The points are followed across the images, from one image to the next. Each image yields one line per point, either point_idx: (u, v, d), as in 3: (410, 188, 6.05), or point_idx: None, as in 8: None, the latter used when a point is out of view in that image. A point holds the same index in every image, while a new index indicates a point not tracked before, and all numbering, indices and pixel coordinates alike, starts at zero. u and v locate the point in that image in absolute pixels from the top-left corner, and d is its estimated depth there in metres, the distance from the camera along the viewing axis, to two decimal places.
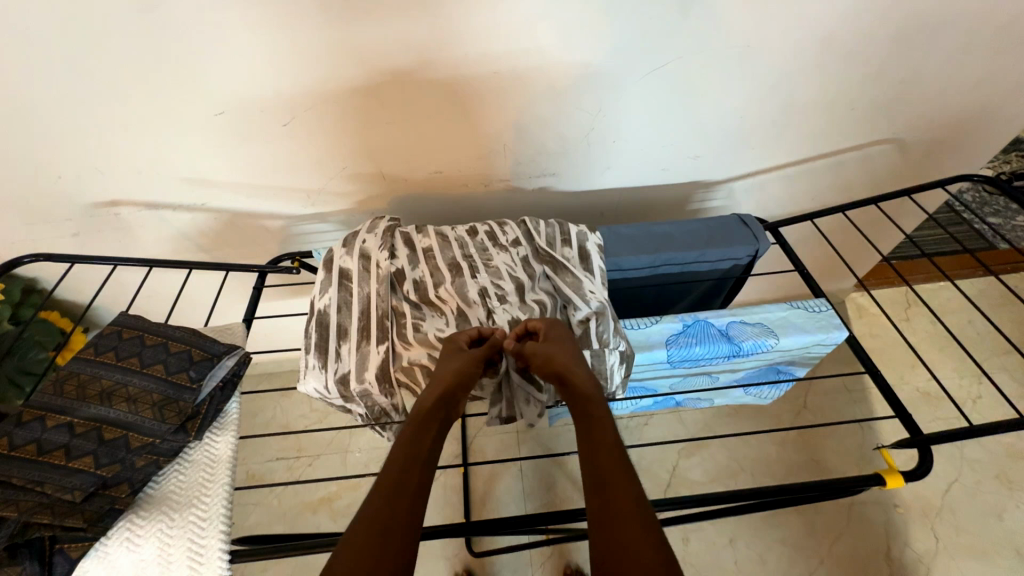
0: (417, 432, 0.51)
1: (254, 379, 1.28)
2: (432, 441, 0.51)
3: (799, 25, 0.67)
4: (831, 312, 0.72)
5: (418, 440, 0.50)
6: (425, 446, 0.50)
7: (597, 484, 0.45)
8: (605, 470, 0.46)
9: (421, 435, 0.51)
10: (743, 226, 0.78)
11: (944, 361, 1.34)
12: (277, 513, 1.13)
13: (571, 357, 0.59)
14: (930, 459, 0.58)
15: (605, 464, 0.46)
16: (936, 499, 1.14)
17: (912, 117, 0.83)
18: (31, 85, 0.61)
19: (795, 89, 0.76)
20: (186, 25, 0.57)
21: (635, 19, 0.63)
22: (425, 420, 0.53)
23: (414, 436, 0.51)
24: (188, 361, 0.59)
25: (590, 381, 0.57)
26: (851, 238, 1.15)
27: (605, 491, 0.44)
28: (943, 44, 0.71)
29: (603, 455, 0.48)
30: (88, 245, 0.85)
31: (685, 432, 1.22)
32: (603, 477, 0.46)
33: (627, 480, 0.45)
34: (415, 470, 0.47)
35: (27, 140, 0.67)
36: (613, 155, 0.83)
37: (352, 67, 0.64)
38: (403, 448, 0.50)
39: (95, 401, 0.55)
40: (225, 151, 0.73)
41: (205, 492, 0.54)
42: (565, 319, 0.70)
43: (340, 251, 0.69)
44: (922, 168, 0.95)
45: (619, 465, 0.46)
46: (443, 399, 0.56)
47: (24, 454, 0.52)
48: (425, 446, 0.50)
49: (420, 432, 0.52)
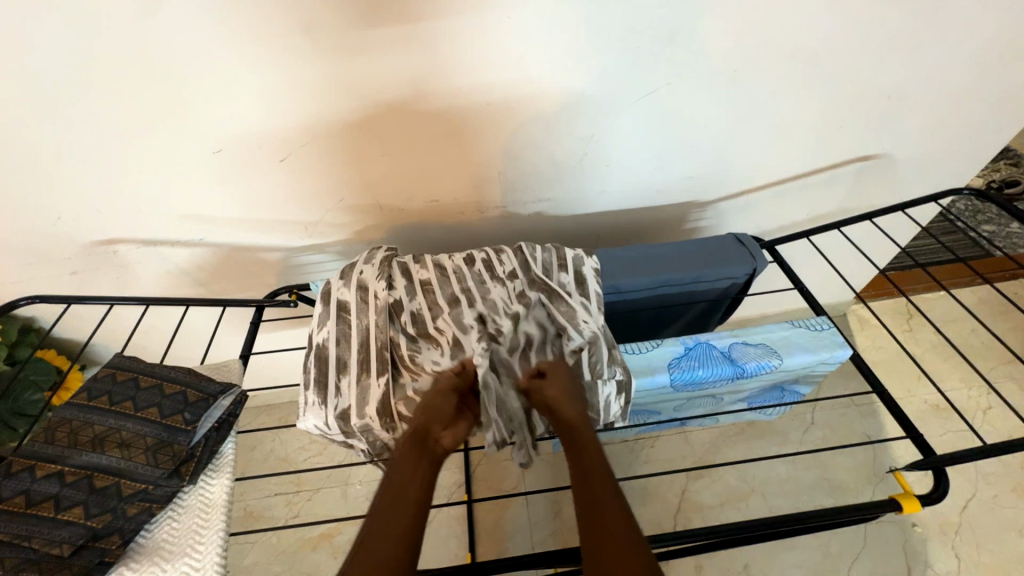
0: (400, 469, 0.58)
1: (253, 412, 1.26)
2: (411, 476, 0.57)
3: (782, 48, 0.68)
4: (833, 330, 0.72)
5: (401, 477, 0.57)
6: (407, 482, 0.57)
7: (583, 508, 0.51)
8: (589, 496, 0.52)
9: (404, 473, 0.57)
10: (741, 245, 0.78)
11: (950, 372, 1.32)
12: (276, 552, 1.09)
13: (564, 394, 0.62)
14: (945, 481, 0.56)
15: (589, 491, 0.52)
16: (954, 516, 1.11)
17: (900, 132, 0.84)
18: (33, 128, 0.62)
19: (783, 109, 0.77)
20: (185, 68, 0.59)
21: (623, 47, 0.65)
22: (406, 456, 0.59)
23: (397, 472, 0.57)
24: (183, 403, 0.58)
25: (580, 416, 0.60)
26: (848, 251, 1.15)
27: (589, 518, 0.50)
28: (924, 61, 0.73)
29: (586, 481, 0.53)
30: (86, 283, 0.85)
31: (693, 453, 1.19)
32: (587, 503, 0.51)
33: (608, 502, 0.51)
34: (401, 505, 0.54)
35: (27, 182, 0.68)
36: (608, 178, 0.84)
37: (347, 102, 0.65)
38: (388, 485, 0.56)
39: (87, 448, 0.54)
40: (223, 187, 0.74)
41: (199, 540, 0.52)
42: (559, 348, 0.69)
43: (337, 283, 0.68)
44: (914, 182, 0.96)
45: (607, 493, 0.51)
46: (415, 437, 0.61)
47: (13, 507, 0.50)
48: (408, 480, 0.57)
49: (402, 468, 0.58)
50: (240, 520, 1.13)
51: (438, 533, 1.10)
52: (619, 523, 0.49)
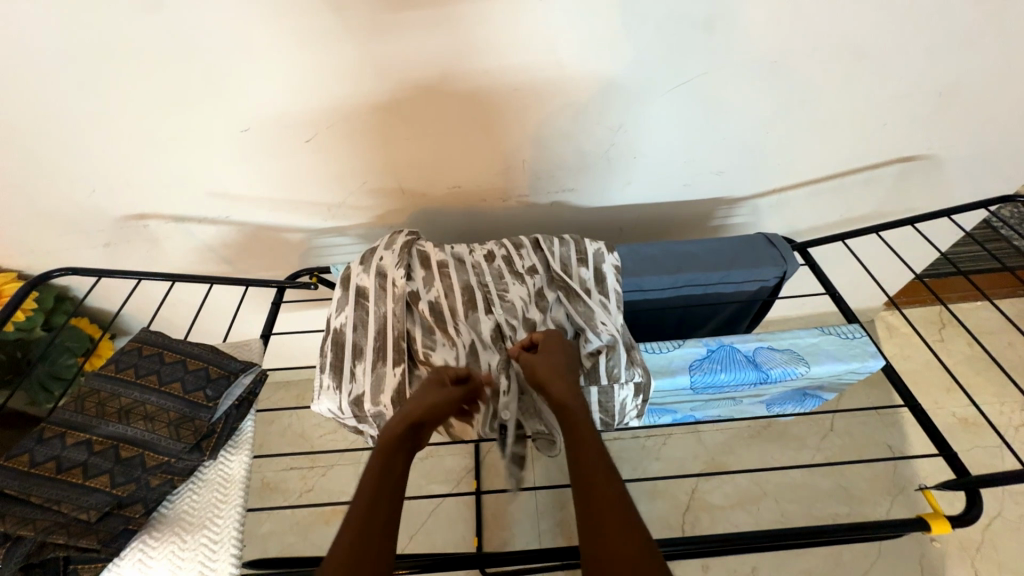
0: (389, 458, 0.53)
1: (272, 387, 1.29)
2: (403, 469, 0.53)
3: (832, 37, 0.64)
4: (865, 339, 0.69)
5: (387, 469, 0.52)
6: (395, 475, 0.51)
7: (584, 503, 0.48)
8: (589, 489, 0.48)
9: (391, 464, 0.52)
10: (771, 246, 0.75)
11: (983, 385, 1.27)
12: (290, 524, 1.13)
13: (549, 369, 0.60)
14: (979, 502, 0.54)
15: (590, 483, 0.49)
16: (977, 534, 1.07)
17: (954, 131, 0.79)
18: (67, 100, 0.63)
19: (827, 103, 0.73)
20: (213, 43, 0.58)
21: (659, 32, 0.62)
22: (399, 446, 0.54)
23: (387, 464, 0.52)
24: (205, 379, 0.60)
25: (571, 392, 0.58)
26: (883, 256, 1.10)
27: (591, 515, 0.47)
28: (989, 54, 0.67)
29: (583, 474, 0.50)
30: (117, 256, 0.88)
31: (706, 454, 1.18)
32: (587, 498, 0.48)
33: (605, 483, 0.48)
34: (387, 499, 0.49)
35: (63, 154, 0.69)
36: (634, 170, 0.81)
37: (372, 83, 0.64)
38: (375, 475, 0.51)
39: (114, 419, 0.56)
40: (249, 166, 0.74)
41: (217, 514, 0.54)
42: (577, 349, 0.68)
43: (357, 269, 0.69)
44: (963, 185, 0.90)
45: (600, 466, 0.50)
46: (409, 429, 0.55)
47: (43, 472, 0.52)
48: (397, 473, 0.52)
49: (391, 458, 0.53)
50: (257, 490, 1.17)
51: (447, 516, 1.12)
52: (628, 521, 0.45)
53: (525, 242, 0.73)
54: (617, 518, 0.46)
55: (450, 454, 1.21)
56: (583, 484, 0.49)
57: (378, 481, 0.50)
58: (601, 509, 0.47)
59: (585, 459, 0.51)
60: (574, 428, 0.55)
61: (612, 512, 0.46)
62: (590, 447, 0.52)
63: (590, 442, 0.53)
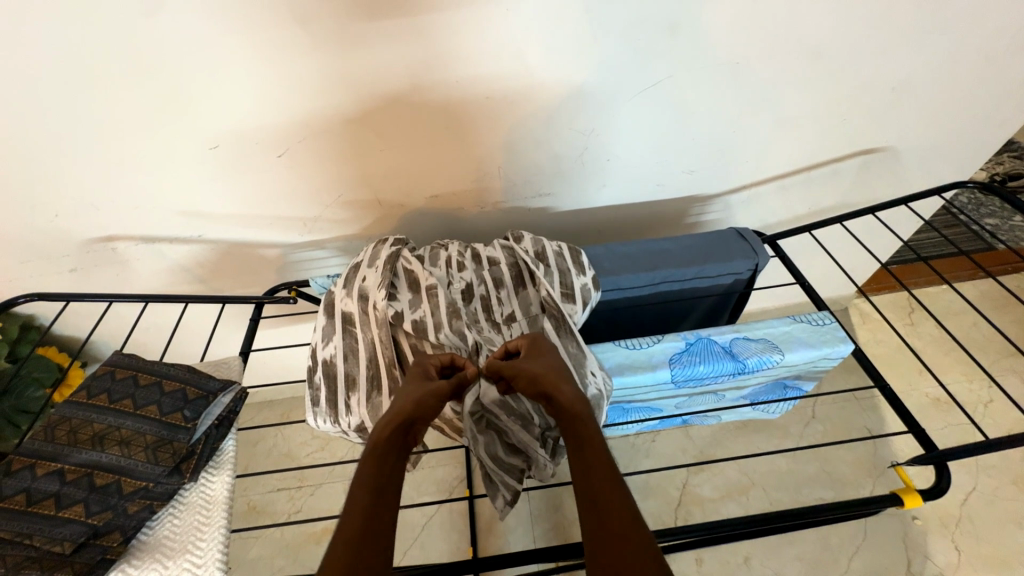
0: (382, 463, 0.51)
1: (255, 407, 1.27)
2: (393, 468, 0.51)
3: (786, 40, 0.67)
4: (835, 325, 0.71)
5: (379, 475, 0.50)
6: (387, 479, 0.50)
7: (592, 508, 0.46)
8: (601, 492, 0.47)
9: (384, 469, 0.50)
10: (742, 239, 0.78)
11: (952, 365, 1.32)
12: (279, 547, 1.10)
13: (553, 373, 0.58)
14: (947, 476, 0.56)
15: (598, 483, 0.48)
16: (954, 508, 1.11)
17: (905, 125, 0.83)
18: (27, 123, 0.61)
19: (787, 103, 0.76)
20: (181, 62, 0.58)
21: (623, 38, 0.64)
22: (390, 451, 0.52)
23: (377, 469, 0.50)
24: (183, 400, 0.58)
25: (578, 399, 0.55)
26: (850, 246, 1.15)
27: (598, 514, 0.46)
28: (931, 51, 0.72)
29: (590, 478, 0.48)
30: (86, 280, 0.85)
31: (693, 447, 1.20)
32: (594, 498, 0.47)
33: (613, 491, 0.47)
34: (381, 508, 0.47)
35: (25, 178, 0.68)
36: (609, 173, 0.83)
37: (346, 97, 0.64)
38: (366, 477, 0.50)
39: (87, 446, 0.54)
40: (221, 184, 0.73)
41: (200, 537, 0.52)
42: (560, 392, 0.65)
43: (340, 293, 0.67)
44: (919, 174, 0.95)
45: (608, 475, 0.48)
46: (399, 431, 0.54)
47: (14, 505, 0.50)
48: (393, 475, 0.51)
49: (383, 462, 0.51)
50: (242, 515, 1.14)
51: (440, 527, 1.11)
52: (633, 519, 0.45)
53: (506, 280, 0.70)
54: (625, 516, 0.45)
55: (440, 464, 1.20)
56: (590, 485, 0.48)
57: (370, 495, 0.48)
58: (608, 509, 0.46)
59: (590, 460, 0.50)
60: (583, 424, 0.53)
61: (618, 508, 0.45)
62: (595, 449, 0.51)
63: (593, 442, 0.51)
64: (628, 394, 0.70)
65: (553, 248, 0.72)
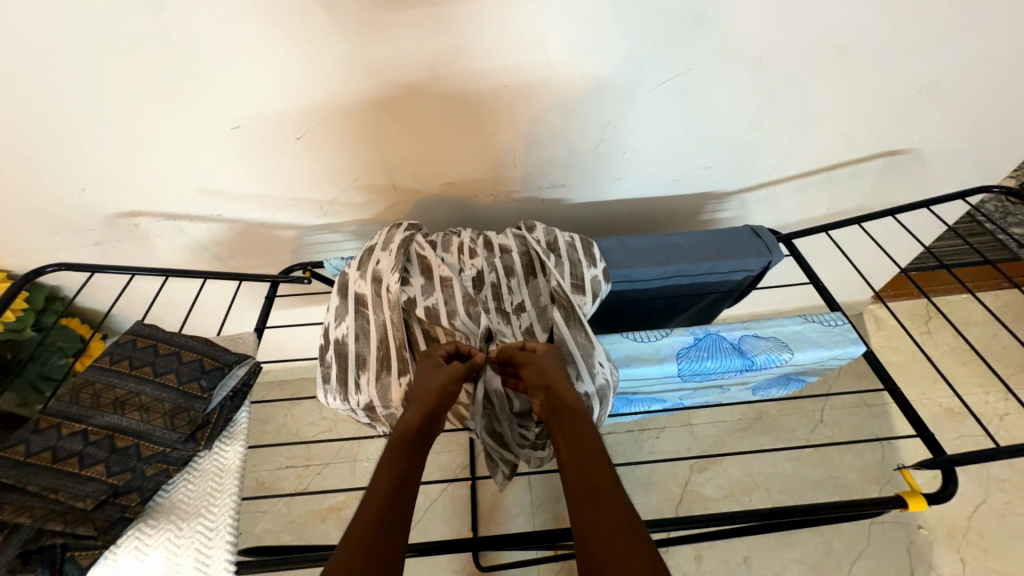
0: (406, 454, 0.53)
1: (267, 386, 1.30)
2: (417, 463, 0.53)
3: (811, 37, 0.66)
4: (847, 326, 0.70)
5: (400, 468, 0.51)
6: (409, 473, 0.51)
7: (582, 502, 0.47)
8: (595, 487, 0.48)
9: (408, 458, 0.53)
10: (757, 237, 0.77)
11: (968, 375, 1.30)
12: (285, 522, 1.13)
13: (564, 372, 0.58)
14: (955, 482, 0.55)
15: (588, 472, 0.49)
16: (961, 520, 1.09)
17: (932, 127, 0.81)
18: (57, 99, 0.63)
19: (810, 101, 0.75)
20: (206, 44, 0.59)
21: (644, 31, 0.63)
22: (414, 438, 0.54)
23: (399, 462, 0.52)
24: (200, 370, 0.60)
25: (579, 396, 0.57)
26: (868, 249, 1.13)
27: (590, 503, 0.47)
28: (962, 53, 0.70)
29: (581, 476, 0.49)
30: (109, 254, 0.88)
31: (698, 445, 1.19)
32: (584, 492, 0.48)
33: (607, 485, 0.48)
34: (401, 495, 0.49)
35: (54, 153, 0.70)
36: (625, 166, 0.82)
37: (365, 82, 0.65)
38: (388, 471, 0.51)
39: (109, 410, 0.57)
40: (241, 164, 0.75)
41: (213, 502, 0.54)
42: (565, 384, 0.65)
43: (354, 275, 0.68)
44: (943, 179, 0.93)
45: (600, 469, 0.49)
46: (425, 420, 0.56)
47: (40, 462, 0.53)
48: (414, 467, 0.52)
49: (409, 448, 0.53)
50: (252, 489, 1.17)
51: (442, 510, 1.13)
52: (622, 513, 0.45)
53: (517, 269, 0.71)
54: (614, 506, 0.46)
55: (445, 450, 1.22)
56: (580, 475, 0.49)
57: (390, 490, 0.49)
58: (600, 504, 0.46)
59: (580, 454, 0.51)
60: (575, 420, 0.54)
61: (608, 500, 0.46)
62: (585, 438, 0.52)
63: (584, 434, 0.53)
64: (634, 386, 0.70)
65: (565, 239, 0.72)
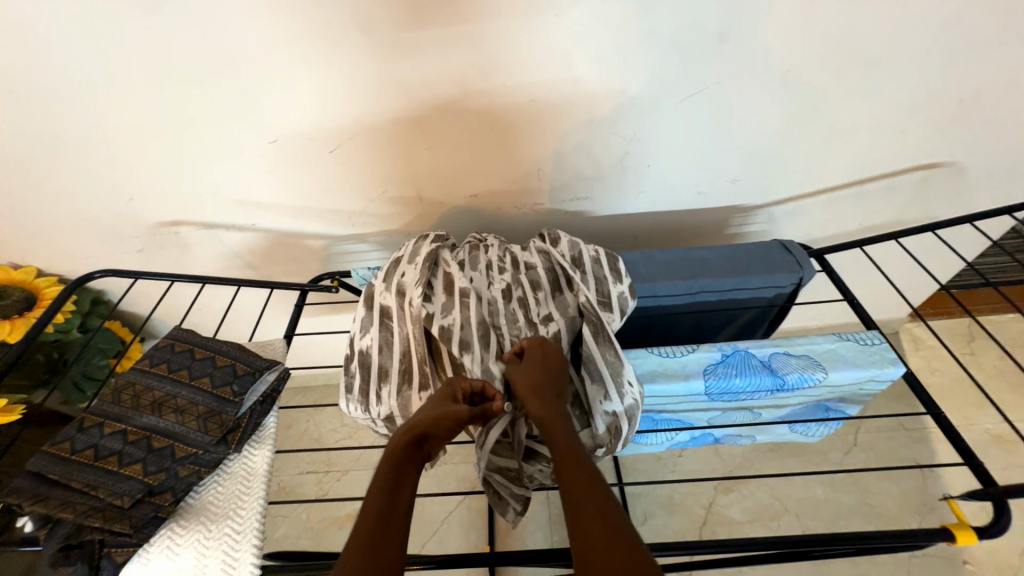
0: (393, 476, 0.54)
1: (292, 392, 1.33)
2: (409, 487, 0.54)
3: (842, 49, 0.65)
4: (885, 346, 0.68)
5: (392, 483, 0.54)
6: (401, 488, 0.54)
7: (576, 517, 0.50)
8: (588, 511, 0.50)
9: (396, 480, 0.54)
10: (787, 252, 0.75)
11: (1017, 400, 1.22)
12: (306, 527, 1.14)
13: (528, 381, 0.59)
14: (1008, 514, 0.52)
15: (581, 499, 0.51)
16: (1013, 557, 1.02)
17: (973, 139, 0.78)
18: (112, 114, 0.68)
19: (841, 115, 0.74)
20: (249, 62, 0.63)
21: (670, 47, 0.64)
22: (401, 459, 0.55)
23: (392, 477, 0.54)
24: (232, 374, 0.63)
25: (549, 414, 0.58)
26: (904, 265, 1.08)
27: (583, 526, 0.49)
28: (1005, 64, 0.67)
29: (572, 495, 0.51)
30: (151, 261, 0.92)
31: (723, 466, 1.16)
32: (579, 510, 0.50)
33: (599, 514, 0.50)
34: (394, 519, 0.51)
35: (106, 165, 0.74)
36: (650, 179, 0.82)
37: (396, 98, 0.67)
38: (380, 487, 0.53)
39: (147, 410, 0.59)
40: (276, 177, 0.78)
41: (241, 505, 0.56)
42: (589, 406, 0.63)
43: (379, 287, 0.70)
44: (989, 192, 0.88)
45: (597, 498, 0.51)
46: (411, 442, 0.56)
47: (82, 459, 0.55)
48: (404, 490, 0.54)
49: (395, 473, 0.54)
50: (274, 493, 1.19)
51: (459, 523, 1.13)
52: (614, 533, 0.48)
53: (543, 283, 0.70)
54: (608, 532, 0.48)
55: (464, 461, 1.21)
56: (577, 500, 0.51)
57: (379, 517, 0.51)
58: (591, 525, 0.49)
59: (578, 483, 0.52)
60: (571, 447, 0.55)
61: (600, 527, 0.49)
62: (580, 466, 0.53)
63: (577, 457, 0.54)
64: (660, 403, 0.68)
65: (590, 254, 0.72)
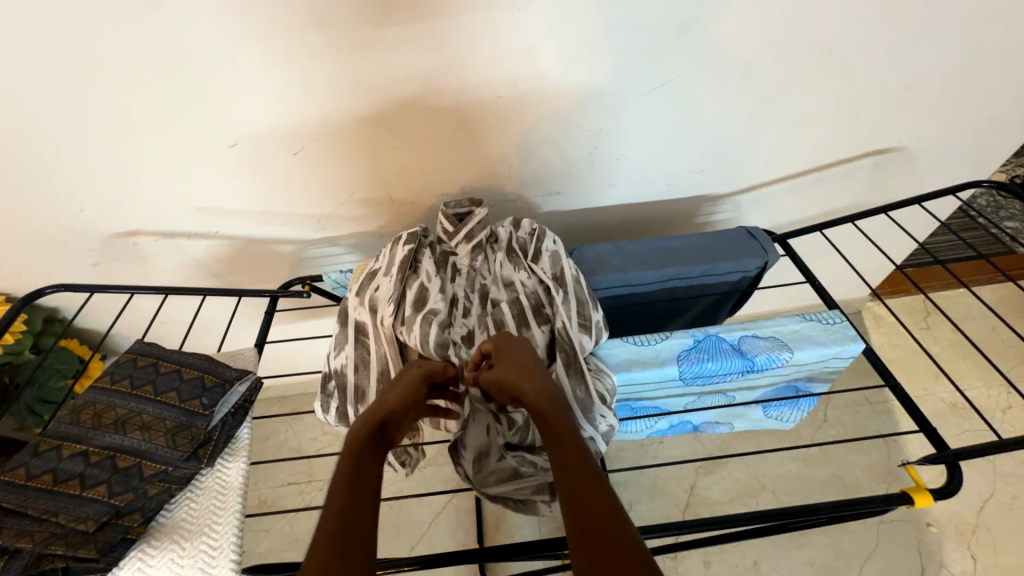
0: (356, 466, 0.48)
1: (268, 402, 1.29)
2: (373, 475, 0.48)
3: (795, 41, 0.68)
4: (845, 323, 0.71)
5: (357, 472, 0.47)
6: (366, 475, 0.47)
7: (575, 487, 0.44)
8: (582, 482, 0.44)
9: (361, 468, 0.48)
10: (752, 238, 0.77)
11: (969, 369, 1.30)
12: (289, 539, 1.12)
13: (519, 371, 0.57)
14: (959, 476, 0.55)
15: (575, 468, 0.46)
16: (970, 516, 1.09)
17: (919, 124, 0.82)
18: (54, 121, 0.64)
19: (796, 104, 0.76)
20: (202, 63, 0.60)
21: (632, 42, 0.65)
22: (365, 449, 0.50)
23: (356, 464, 0.48)
24: (200, 387, 0.61)
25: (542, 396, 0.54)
26: (862, 247, 1.14)
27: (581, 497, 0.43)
28: (944, 52, 0.71)
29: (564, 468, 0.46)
30: (108, 274, 0.88)
31: (702, 449, 1.19)
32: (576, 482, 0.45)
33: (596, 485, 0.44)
34: (362, 506, 0.44)
35: (52, 174, 0.70)
36: (619, 173, 0.83)
37: (360, 97, 0.66)
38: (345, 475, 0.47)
39: (110, 430, 0.57)
40: (238, 182, 0.76)
41: (216, 520, 0.54)
42: None
43: (353, 303, 0.69)
44: (936, 174, 0.93)
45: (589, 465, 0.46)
46: (375, 430, 0.53)
47: (40, 484, 0.52)
48: (371, 477, 0.47)
49: (361, 462, 0.48)
50: (254, 507, 1.16)
51: (447, 523, 1.12)
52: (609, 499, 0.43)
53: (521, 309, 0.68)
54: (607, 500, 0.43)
55: (449, 462, 1.21)
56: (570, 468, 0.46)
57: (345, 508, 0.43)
58: (588, 498, 0.43)
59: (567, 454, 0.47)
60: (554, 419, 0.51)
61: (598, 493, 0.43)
62: (567, 433, 0.49)
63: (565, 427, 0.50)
64: (637, 390, 0.70)
65: (572, 273, 0.70)
